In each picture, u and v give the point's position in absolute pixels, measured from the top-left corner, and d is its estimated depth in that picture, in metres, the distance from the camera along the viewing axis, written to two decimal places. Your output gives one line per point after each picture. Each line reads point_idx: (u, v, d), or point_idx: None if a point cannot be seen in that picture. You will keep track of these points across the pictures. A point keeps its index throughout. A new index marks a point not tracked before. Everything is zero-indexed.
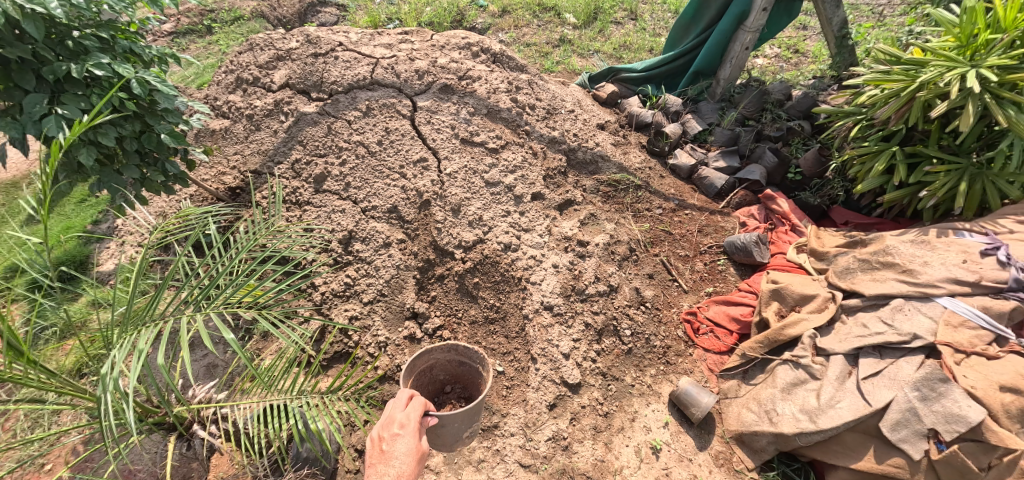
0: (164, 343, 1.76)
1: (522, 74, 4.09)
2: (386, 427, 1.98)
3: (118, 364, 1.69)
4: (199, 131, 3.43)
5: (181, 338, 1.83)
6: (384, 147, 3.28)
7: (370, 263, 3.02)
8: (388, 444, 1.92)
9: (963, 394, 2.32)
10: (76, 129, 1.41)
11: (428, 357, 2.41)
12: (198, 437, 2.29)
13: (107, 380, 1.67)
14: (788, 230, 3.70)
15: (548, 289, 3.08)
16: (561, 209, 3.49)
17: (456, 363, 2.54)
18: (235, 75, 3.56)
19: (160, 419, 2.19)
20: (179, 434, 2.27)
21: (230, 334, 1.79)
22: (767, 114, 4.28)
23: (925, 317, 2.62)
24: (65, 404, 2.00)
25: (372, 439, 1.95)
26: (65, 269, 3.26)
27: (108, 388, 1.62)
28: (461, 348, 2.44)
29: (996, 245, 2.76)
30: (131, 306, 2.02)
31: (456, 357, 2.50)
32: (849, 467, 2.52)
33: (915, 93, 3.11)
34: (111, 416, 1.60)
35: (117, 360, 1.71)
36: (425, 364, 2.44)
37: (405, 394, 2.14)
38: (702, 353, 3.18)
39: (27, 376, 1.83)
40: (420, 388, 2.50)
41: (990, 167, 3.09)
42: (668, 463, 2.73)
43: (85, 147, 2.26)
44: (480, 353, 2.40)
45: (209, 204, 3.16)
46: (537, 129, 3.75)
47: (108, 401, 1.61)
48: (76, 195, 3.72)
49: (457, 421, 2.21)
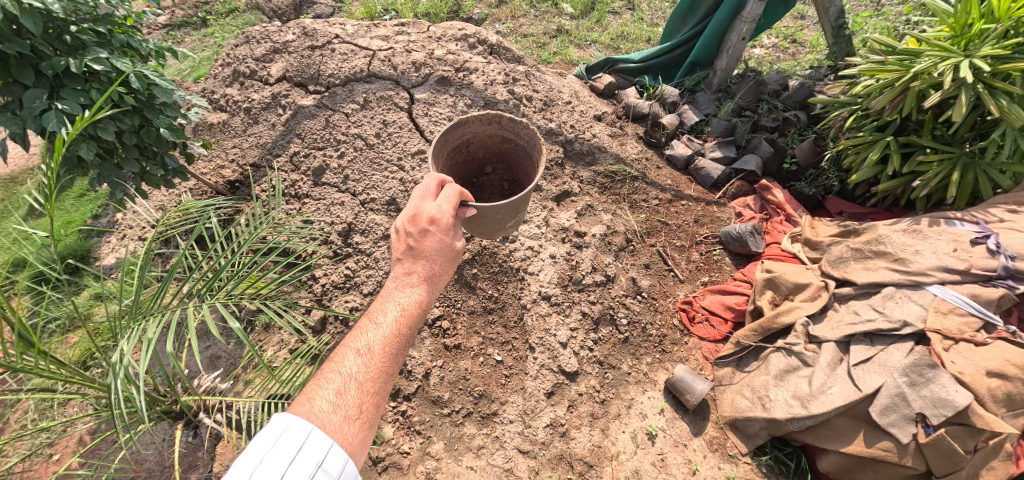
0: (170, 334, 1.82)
1: (519, 65, 4.10)
2: (415, 221, 1.91)
3: (127, 354, 1.75)
4: (197, 125, 3.44)
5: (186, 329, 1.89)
6: (382, 140, 3.30)
7: (369, 255, 3.05)
8: (416, 239, 1.89)
9: (951, 379, 2.38)
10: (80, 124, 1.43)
11: (466, 129, 2.47)
12: (204, 425, 2.35)
13: (117, 369, 1.72)
14: (783, 220, 3.73)
15: (545, 279, 3.12)
16: (559, 200, 3.52)
17: (497, 139, 2.61)
18: (231, 68, 3.56)
19: (166, 409, 2.24)
20: (185, 423, 2.33)
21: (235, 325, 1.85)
22: (763, 105, 4.30)
23: (915, 305, 2.67)
24: (74, 393, 2.05)
25: (401, 231, 1.92)
26: (66, 263, 3.28)
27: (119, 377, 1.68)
28: (503, 121, 2.47)
29: (986, 233, 2.81)
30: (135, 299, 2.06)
31: (498, 131, 2.55)
32: (839, 451, 2.59)
33: (909, 83, 3.13)
34: (121, 403, 1.66)
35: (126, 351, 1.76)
36: (462, 138, 2.52)
37: (434, 182, 2.03)
38: (698, 341, 3.23)
39: (38, 366, 1.88)
40: (458, 164, 2.64)
41: (982, 156, 3.12)
42: (663, 448, 2.80)
43: (85, 142, 2.29)
44: (526, 126, 2.43)
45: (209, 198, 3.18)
46: (535, 121, 3.76)
47: (119, 388, 1.67)
48: (75, 189, 3.74)
49: (497, 212, 2.25)
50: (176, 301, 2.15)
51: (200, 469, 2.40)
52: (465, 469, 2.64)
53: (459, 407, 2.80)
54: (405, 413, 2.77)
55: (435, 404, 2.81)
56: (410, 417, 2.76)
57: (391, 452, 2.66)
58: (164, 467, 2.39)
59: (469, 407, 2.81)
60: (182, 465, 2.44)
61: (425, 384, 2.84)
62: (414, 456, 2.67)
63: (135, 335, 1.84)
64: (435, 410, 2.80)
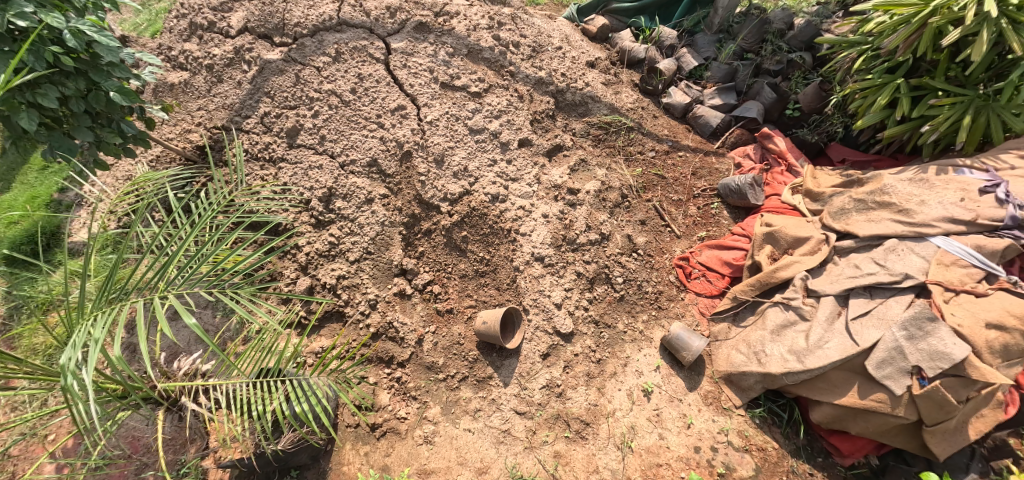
0: (123, 329, 1.65)
1: (504, 8, 3.79)
2: None
3: (76, 354, 1.59)
4: (156, 86, 3.17)
5: (137, 322, 1.73)
6: (359, 95, 3.10)
7: (353, 221, 2.92)
8: None
9: (951, 332, 2.37)
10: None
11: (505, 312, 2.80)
12: (188, 410, 2.19)
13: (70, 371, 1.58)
14: (783, 170, 3.62)
15: (538, 240, 3.06)
16: (551, 155, 3.40)
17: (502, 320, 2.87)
18: (187, 20, 3.21)
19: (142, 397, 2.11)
20: (168, 407, 2.19)
21: (190, 317, 1.65)
22: (767, 48, 3.94)
23: (917, 257, 2.63)
24: (35, 388, 1.91)
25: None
26: (34, 242, 3.03)
27: (64, 382, 1.52)
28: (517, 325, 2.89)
29: (996, 182, 2.73)
30: (107, 280, 1.82)
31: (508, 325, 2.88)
32: (832, 403, 2.57)
33: (927, 19, 2.92)
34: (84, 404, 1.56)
35: (76, 350, 1.61)
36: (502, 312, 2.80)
37: (488, 314, 2.76)
38: (694, 297, 3.21)
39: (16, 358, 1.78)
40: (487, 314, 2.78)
41: (997, 98, 2.95)
42: (659, 404, 2.79)
43: (26, 111, 2.16)
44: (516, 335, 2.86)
45: (174, 179, 2.90)
46: (523, 70, 3.54)
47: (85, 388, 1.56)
48: (37, 161, 3.37)
49: (482, 340, 2.82)
50: (155, 281, 1.91)
51: (196, 445, 2.39)
52: (463, 432, 2.65)
53: (454, 372, 2.79)
54: (400, 379, 2.74)
55: (429, 369, 2.78)
56: (405, 384, 2.74)
57: (388, 418, 2.64)
58: (151, 452, 2.40)
59: (464, 371, 2.80)
60: (171, 451, 2.39)
61: (418, 351, 2.80)
62: (411, 422, 2.66)
63: (99, 326, 1.67)
64: (430, 375, 2.78)
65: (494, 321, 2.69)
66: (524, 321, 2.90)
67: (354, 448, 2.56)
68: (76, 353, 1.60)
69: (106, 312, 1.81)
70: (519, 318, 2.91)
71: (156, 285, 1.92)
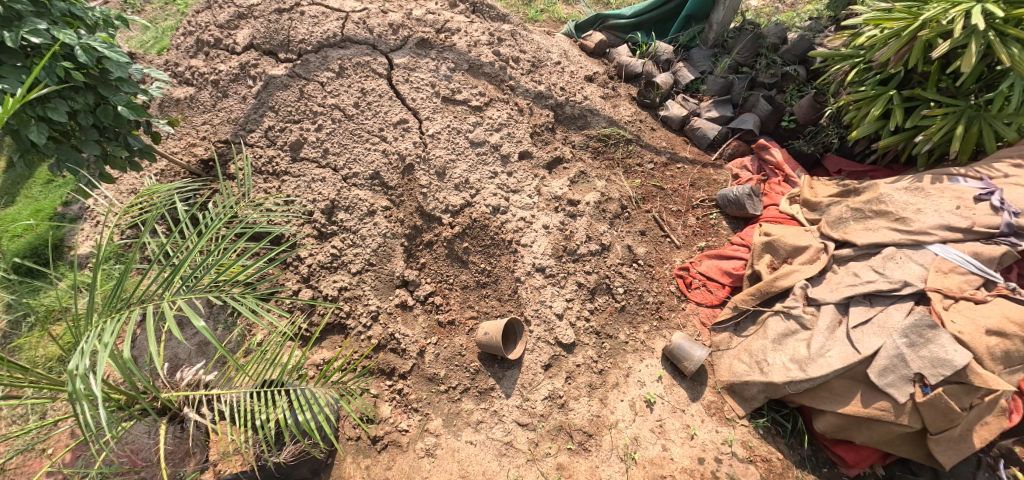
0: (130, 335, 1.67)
1: (504, 24, 3.89)
2: None
3: (83, 359, 1.60)
4: (162, 102, 3.20)
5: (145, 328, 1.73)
6: (361, 110, 3.15)
7: (355, 233, 2.94)
8: None
9: (951, 339, 2.38)
10: (3, 115, 1.38)
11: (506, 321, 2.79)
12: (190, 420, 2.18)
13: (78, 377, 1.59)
14: (781, 181, 3.66)
15: (539, 251, 3.09)
16: (551, 168, 3.44)
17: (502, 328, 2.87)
18: (193, 37, 3.28)
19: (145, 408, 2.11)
20: (170, 418, 2.18)
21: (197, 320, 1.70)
22: (761, 60, 4.07)
23: (915, 264, 2.65)
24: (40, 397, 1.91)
25: None
26: (37, 255, 3.03)
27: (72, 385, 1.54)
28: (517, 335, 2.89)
29: (991, 190, 2.77)
30: (113, 287, 1.84)
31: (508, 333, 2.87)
32: (835, 411, 2.56)
33: (916, 33, 3.00)
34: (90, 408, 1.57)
35: (84, 355, 1.62)
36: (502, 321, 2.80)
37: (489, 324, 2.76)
38: (695, 307, 3.21)
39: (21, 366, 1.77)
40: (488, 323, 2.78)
41: (988, 108, 3.02)
42: (662, 415, 2.78)
43: (35, 124, 2.20)
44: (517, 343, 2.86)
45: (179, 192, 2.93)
46: (523, 84, 3.61)
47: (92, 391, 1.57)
48: (42, 176, 3.39)
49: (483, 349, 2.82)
50: (160, 288, 1.93)
51: (195, 459, 2.36)
52: (465, 444, 2.63)
53: (455, 384, 2.78)
54: (401, 391, 2.73)
55: (431, 381, 2.78)
56: (406, 396, 2.72)
57: (389, 430, 2.62)
58: (150, 464, 2.37)
59: (466, 382, 2.79)
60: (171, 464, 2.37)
61: (420, 362, 2.80)
62: (413, 434, 2.64)
63: (107, 331, 1.69)
64: (431, 387, 2.77)
65: (496, 334, 2.68)
66: (524, 330, 2.90)
67: (355, 462, 2.53)
68: (84, 358, 1.62)
69: (113, 318, 1.83)
70: (519, 327, 2.90)
71: (162, 291, 1.94)
